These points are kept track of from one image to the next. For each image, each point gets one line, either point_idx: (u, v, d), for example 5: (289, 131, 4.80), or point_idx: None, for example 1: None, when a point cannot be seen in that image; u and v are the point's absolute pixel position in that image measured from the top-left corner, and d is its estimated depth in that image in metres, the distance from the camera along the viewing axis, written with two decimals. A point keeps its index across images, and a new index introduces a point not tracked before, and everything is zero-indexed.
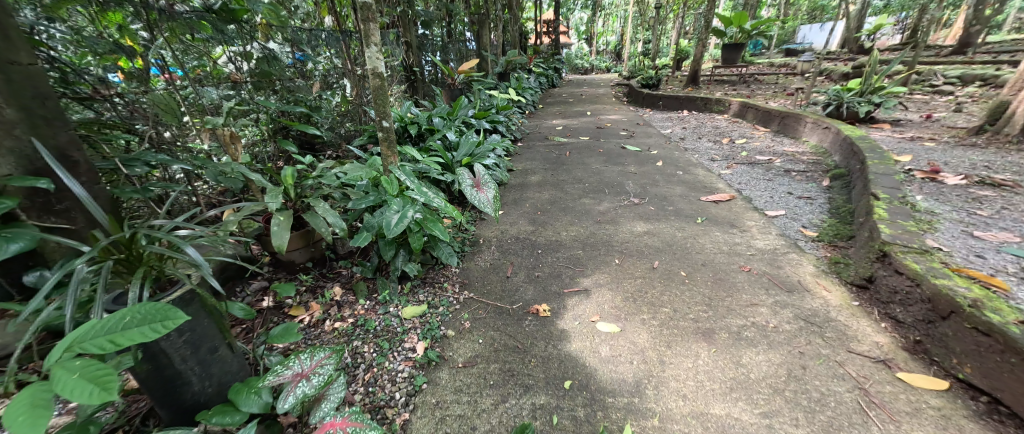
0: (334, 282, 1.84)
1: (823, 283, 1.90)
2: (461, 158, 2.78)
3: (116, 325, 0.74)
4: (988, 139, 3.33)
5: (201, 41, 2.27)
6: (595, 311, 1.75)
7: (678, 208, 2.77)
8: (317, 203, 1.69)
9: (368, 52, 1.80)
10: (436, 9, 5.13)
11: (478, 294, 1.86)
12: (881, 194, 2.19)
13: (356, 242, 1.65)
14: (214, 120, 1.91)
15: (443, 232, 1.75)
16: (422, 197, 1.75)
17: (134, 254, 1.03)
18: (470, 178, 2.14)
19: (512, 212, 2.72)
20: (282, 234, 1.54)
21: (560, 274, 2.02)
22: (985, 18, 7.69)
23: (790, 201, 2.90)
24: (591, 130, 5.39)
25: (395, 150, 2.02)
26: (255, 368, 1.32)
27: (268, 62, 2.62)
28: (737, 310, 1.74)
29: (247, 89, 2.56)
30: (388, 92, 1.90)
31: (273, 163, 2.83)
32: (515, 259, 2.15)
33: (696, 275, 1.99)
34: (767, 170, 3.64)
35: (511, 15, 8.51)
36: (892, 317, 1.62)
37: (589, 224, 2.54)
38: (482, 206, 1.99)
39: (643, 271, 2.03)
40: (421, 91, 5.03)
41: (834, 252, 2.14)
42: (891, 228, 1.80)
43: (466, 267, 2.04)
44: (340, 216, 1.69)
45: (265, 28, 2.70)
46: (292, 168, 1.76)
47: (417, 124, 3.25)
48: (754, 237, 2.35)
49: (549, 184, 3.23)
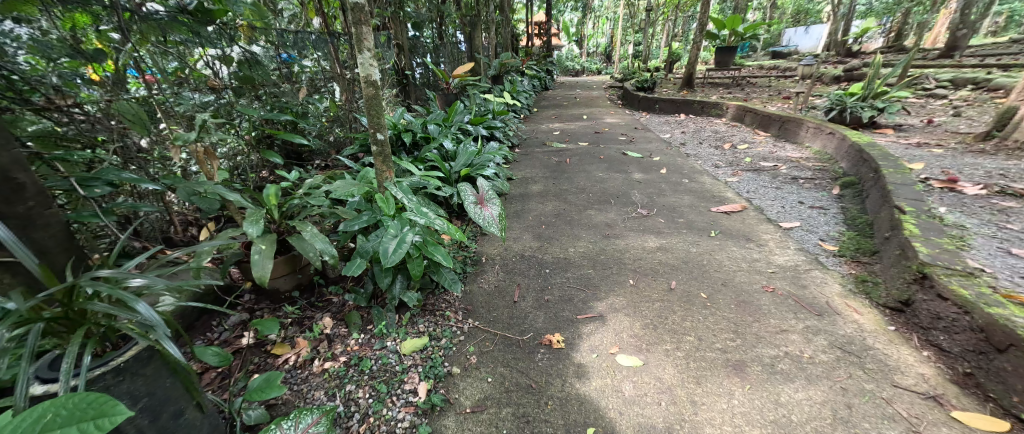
0: (324, 312, 1.65)
1: (853, 304, 1.77)
2: (459, 169, 2.62)
3: (32, 425, 0.61)
4: (995, 145, 3.27)
5: (175, 43, 2.06)
6: (613, 342, 1.60)
7: (689, 219, 2.64)
8: (304, 226, 1.48)
9: (361, 57, 1.63)
10: (429, 10, 4.98)
11: (483, 322, 1.70)
12: (906, 208, 2.07)
13: (349, 271, 1.46)
14: (185, 135, 1.59)
15: (445, 257, 1.56)
16: (422, 218, 1.57)
17: (75, 310, 0.86)
18: (473, 193, 1.96)
19: (515, 226, 2.56)
20: (265, 263, 1.35)
21: (572, 298, 1.86)
22: (971, 22, 7.76)
23: (803, 211, 2.78)
24: (590, 134, 5.26)
25: (391, 164, 1.85)
26: (230, 426, 1.13)
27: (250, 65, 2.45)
28: (767, 338, 1.60)
29: (226, 95, 2.40)
30: (382, 101, 1.72)
31: (256, 174, 2.63)
32: (522, 281, 1.98)
33: (718, 297, 1.85)
34: (774, 177, 3.54)
35: (503, 17, 8.35)
36: (936, 345, 1.49)
37: (597, 239, 2.39)
38: (486, 224, 1.81)
39: (660, 294, 1.88)
40: (414, 94, 4.84)
41: (858, 268, 2.03)
42: (927, 246, 1.68)
43: (469, 292, 1.88)
44: (329, 241, 1.47)
45: (248, 29, 2.50)
46: (276, 186, 1.57)
47: (411, 132, 3.08)
48: (772, 253, 2.22)
49: (552, 195, 3.08)
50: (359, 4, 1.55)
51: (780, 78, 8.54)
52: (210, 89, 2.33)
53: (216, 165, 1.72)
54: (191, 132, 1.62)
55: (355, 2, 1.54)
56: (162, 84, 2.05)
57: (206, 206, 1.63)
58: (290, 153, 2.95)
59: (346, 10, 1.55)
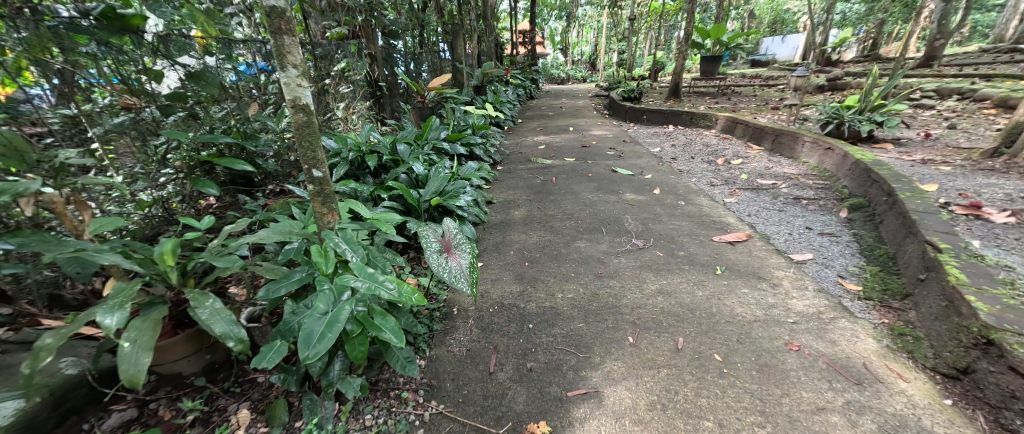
0: (241, 401, 1.29)
1: (896, 368, 1.49)
2: (429, 198, 2.28)
3: None
4: (1005, 163, 3.09)
5: (83, 54, 1.74)
6: (612, 431, 1.27)
7: (691, 253, 2.33)
8: (204, 298, 1.12)
9: (284, 76, 1.30)
10: (406, 18, 4.64)
11: (450, 405, 1.35)
12: (940, 244, 1.81)
13: (258, 363, 1.08)
14: (25, 186, 1.19)
15: (395, 333, 1.18)
16: (366, 282, 1.21)
17: None
18: (437, 238, 1.62)
19: (494, 264, 2.22)
20: (140, 358, 1.01)
21: (560, 366, 1.52)
22: (948, 32, 7.81)
23: (813, 239, 2.53)
24: (577, 148, 4.98)
25: (335, 206, 1.50)
26: None
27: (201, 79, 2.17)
28: (803, 422, 1.28)
29: (149, 113, 2.03)
30: (316, 129, 1.39)
31: (191, 207, 2.24)
32: (500, 341, 1.64)
33: (735, 360, 1.53)
34: (775, 197, 3.29)
35: (486, 26, 8.05)
36: (1010, 430, 1.20)
37: (587, 280, 2.07)
38: (453, 280, 1.48)
39: (666, 357, 1.55)
40: (388, 107, 4.48)
41: (889, 316, 1.76)
42: (985, 301, 1.40)
43: (435, 361, 1.53)
44: (236, 319, 1.11)
45: (203, 38, 2.20)
46: (174, 241, 1.21)
47: (377, 154, 2.74)
48: (790, 296, 1.92)
49: (536, 222, 2.75)
50: (279, 8, 1.24)
51: (765, 87, 8.48)
52: (124, 108, 1.93)
53: (87, 213, 1.31)
54: (37, 180, 1.23)
55: (272, 5, 1.21)
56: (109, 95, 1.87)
57: (78, 268, 1.20)
58: (237, 178, 2.54)
59: (262, 16, 1.23)
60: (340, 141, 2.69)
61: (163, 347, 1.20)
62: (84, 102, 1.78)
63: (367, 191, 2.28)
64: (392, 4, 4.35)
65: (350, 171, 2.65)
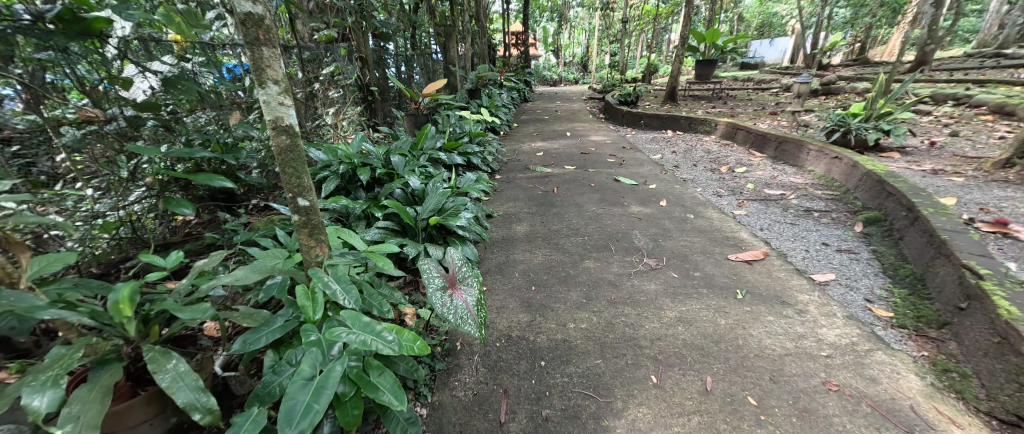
0: None
1: (947, 411, 1.36)
2: (427, 217, 2.11)
3: None
4: (1018, 174, 3.01)
5: (38, 61, 1.54)
6: None
7: (707, 273, 2.19)
8: (165, 362, 0.94)
9: (263, 94, 1.13)
10: (398, 20, 4.44)
11: None
12: (979, 269, 1.69)
13: None
14: None
15: (395, 395, 1.00)
16: (360, 335, 1.04)
17: None
18: (441, 273, 1.52)
19: (498, 288, 2.06)
20: None
21: (580, 413, 1.36)
22: (939, 38, 7.83)
23: (831, 256, 2.40)
24: (576, 155, 4.83)
25: (323, 238, 1.33)
26: None
27: (176, 85, 1.98)
28: None
29: (116, 125, 1.79)
30: (300, 152, 1.22)
31: (165, 226, 2.03)
32: (510, 383, 1.48)
33: (772, 404, 1.39)
34: (785, 208, 3.17)
35: (479, 28, 7.85)
36: None
37: (600, 307, 1.91)
38: (459, 322, 1.35)
39: (695, 401, 1.40)
40: (380, 112, 4.27)
41: (928, 348, 1.63)
42: None
43: (438, 409, 1.37)
44: (204, 385, 0.94)
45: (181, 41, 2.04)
46: (133, 286, 1.03)
47: (370, 167, 2.55)
48: (819, 324, 1.78)
49: (540, 239, 2.59)
50: (256, 15, 1.07)
51: (759, 91, 8.43)
52: (85, 122, 1.69)
53: (22, 253, 1.11)
54: None
55: (247, 12, 1.05)
56: (80, 100, 1.68)
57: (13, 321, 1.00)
58: (216, 194, 2.33)
59: (236, 24, 1.06)
60: (329, 152, 2.50)
61: (118, 411, 0.98)
62: (55, 107, 1.60)
63: (359, 209, 2.10)
64: (384, 5, 4.15)
65: (340, 185, 2.46)
